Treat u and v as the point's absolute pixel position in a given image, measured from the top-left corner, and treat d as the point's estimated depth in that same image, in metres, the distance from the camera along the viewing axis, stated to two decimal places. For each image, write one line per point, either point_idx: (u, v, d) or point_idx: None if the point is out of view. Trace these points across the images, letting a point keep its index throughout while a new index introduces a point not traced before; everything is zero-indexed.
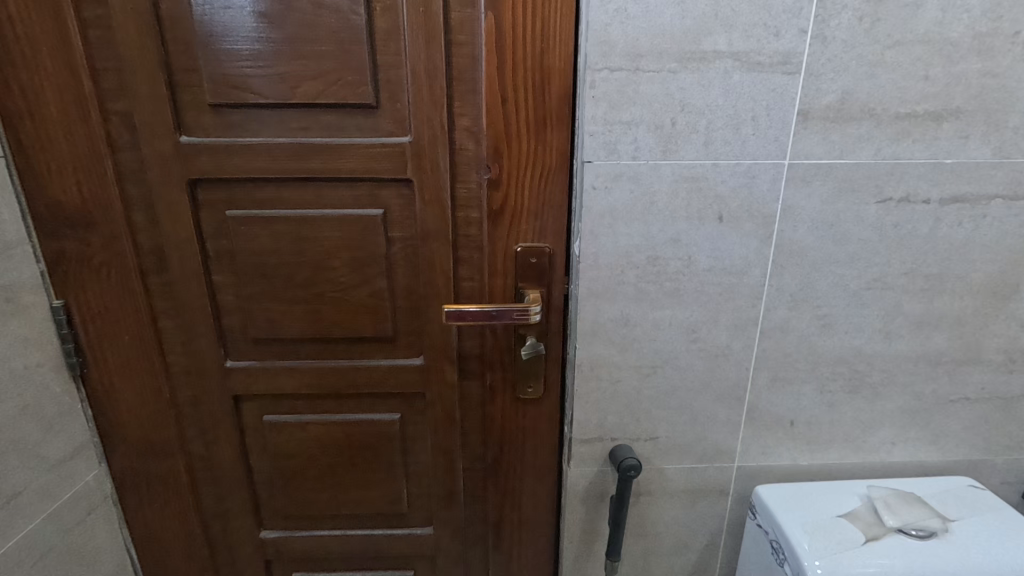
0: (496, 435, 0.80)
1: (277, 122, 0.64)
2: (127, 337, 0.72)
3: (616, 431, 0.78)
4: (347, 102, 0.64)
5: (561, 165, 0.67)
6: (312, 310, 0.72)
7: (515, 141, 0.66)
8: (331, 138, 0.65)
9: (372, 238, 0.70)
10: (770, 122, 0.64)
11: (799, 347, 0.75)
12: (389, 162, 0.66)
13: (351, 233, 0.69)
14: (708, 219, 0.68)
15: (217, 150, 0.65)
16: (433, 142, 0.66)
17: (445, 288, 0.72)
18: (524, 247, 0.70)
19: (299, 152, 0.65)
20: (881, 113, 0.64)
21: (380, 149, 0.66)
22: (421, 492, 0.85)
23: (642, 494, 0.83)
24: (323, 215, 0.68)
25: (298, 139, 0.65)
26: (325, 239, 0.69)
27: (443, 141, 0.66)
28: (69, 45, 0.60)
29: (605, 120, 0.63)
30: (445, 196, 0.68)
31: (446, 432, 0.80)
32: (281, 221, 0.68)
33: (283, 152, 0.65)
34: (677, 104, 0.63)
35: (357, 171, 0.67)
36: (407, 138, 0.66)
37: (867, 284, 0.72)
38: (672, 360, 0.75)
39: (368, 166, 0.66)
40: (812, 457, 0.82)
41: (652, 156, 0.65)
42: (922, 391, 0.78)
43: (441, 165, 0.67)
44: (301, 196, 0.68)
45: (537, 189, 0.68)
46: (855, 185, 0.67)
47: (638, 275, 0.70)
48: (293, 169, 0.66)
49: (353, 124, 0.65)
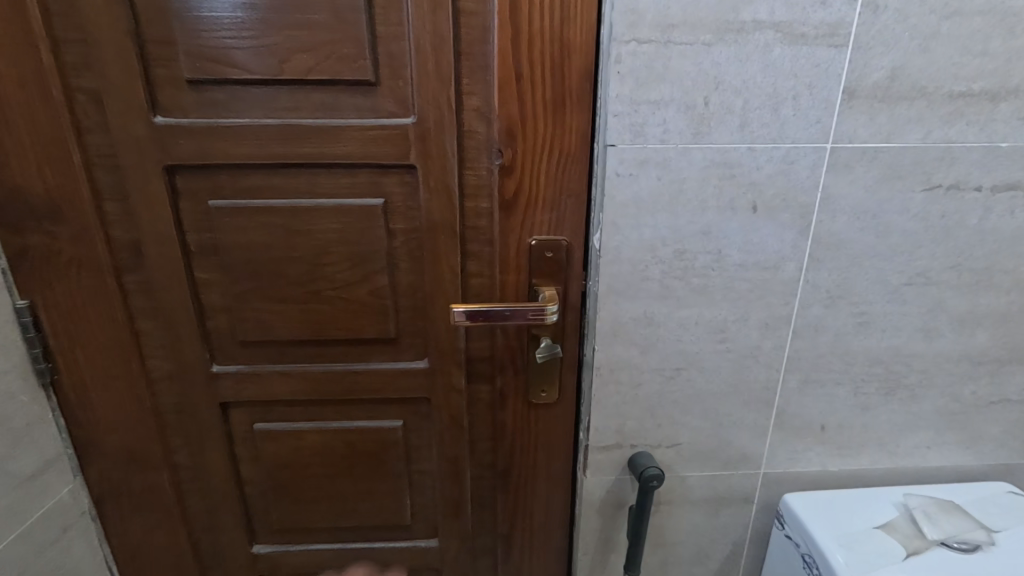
0: (507, 442, 0.75)
1: (265, 101, 0.58)
2: (102, 340, 0.66)
3: (636, 437, 0.73)
4: (343, 78, 0.57)
5: (580, 149, 0.61)
6: (307, 310, 0.66)
7: (531, 123, 0.59)
8: (326, 120, 0.59)
9: (372, 232, 0.63)
10: (812, 102, 0.58)
11: (834, 347, 0.70)
12: (390, 146, 0.60)
13: (348, 226, 0.63)
14: (741, 209, 0.62)
15: (197, 133, 0.58)
16: (439, 124, 0.59)
17: (452, 285, 0.66)
18: (538, 240, 0.64)
19: (289, 135, 0.59)
20: (933, 92, 0.59)
21: (380, 132, 0.59)
22: (425, 503, 0.79)
23: (661, 503, 0.77)
24: (318, 206, 0.62)
25: (289, 121, 0.58)
26: (320, 232, 0.63)
27: (451, 122, 0.59)
28: (25, 11, 0.53)
29: (631, 100, 0.57)
30: (452, 184, 0.62)
31: (453, 439, 0.75)
32: (271, 212, 0.62)
33: (272, 134, 0.58)
34: (711, 82, 0.57)
35: (354, 156, 0.60)
36: (410, 119, 0.59)
37: (909, 280, 0.67)
38: (698, 362, 0.69)
39: (367, 151, 0.60)
40: (842, 463, 0.77)
41: (682, 139, 0.59)
42: (962, 393, 0.73)
43: (448, 150, 0.60)
44: (292, 184, 0.61)
45: (554, 176, 0.62)
46: (901, 171, 0.62)
47: (664, 270, 0.64)
48: (283, 154, 0.59)
49: (350, 104, 0.58)
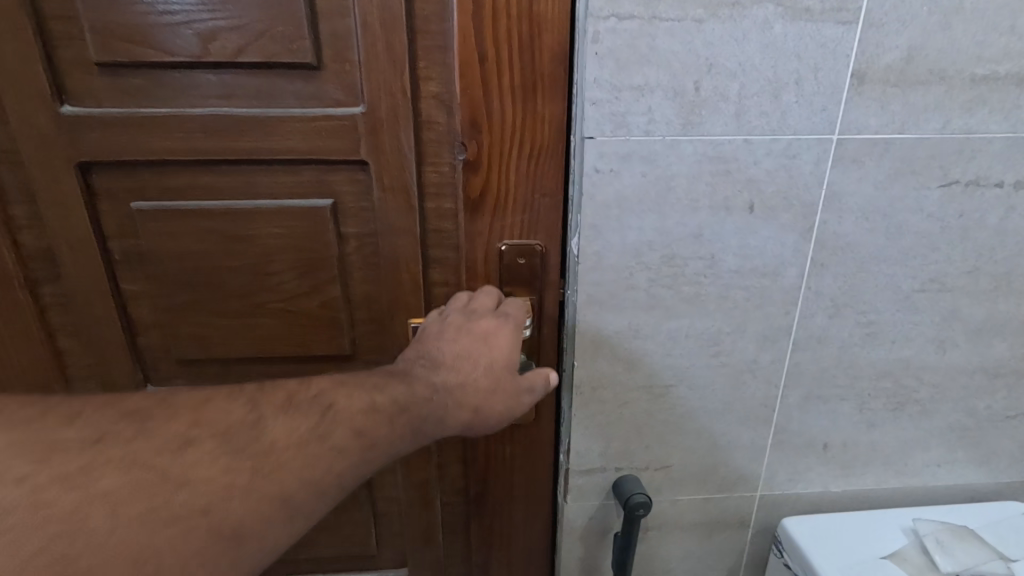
0: (480, 466, 0.68)
1: (189, 88, 0.50)
2: (17, 360, 0.58)
3: (622, 460, 0.66)
4: (279, 61, 0.49)
5: (554, 142, 0.54)
6: (250, 325, 0.59)
7: (498, 112, 0.52)
8: (261, 109, 0.51)
9: (321, 237, 0.56)
10: (817, 87, 0.51)
11: (838, 359, 0.63)
12: (337, 140, 0.52)
13: (293, 231, 0.56)
14: (737, 209, 0.55)
15: (112, 125, 0.50)
16: (392, 113, 0.52)
17: (414, 296, 0.59)
18: (509, 244, 0.57)
19: (219, 126, 0.51)
20: (953, 75, 0.52)
21: (325, 123, 0.52)
22: (393, 530, 0.72)
23: (650, 529, 0.71)
24: (257, 208, 0.54)
25: (217, 110, 0.50)
26: (260, 238, 0.56)
27: (406, 112, 0.52)
28: None
29: (611, 85, 0.50)
30: (410, 183, 0.54)
31: (420, 462, 0.68)
32: (204, 215, 0.54)
33: (199, 126, 0.51)
34: (703, 64, 0.50)
35: (296, 151, 0.52)
36: (359, 108, 0.52)
37: (922, 285, 0.60)
38: (690, 378, 0.63)
39: (311, 145, 0.52)
40: (846, 484, 0.71)
41: (670, 130, 0.52)
42: (976, 407, 0.67)
43: (405, 144, 0.53)
44: (226, 183, 0.54)
45: (526, 173, 0.54)
46: (915, 166, 0.55)
47: (651, 278, 0.57)
48: (213, 149, 0.52)
49: (289, 90, 0.51)
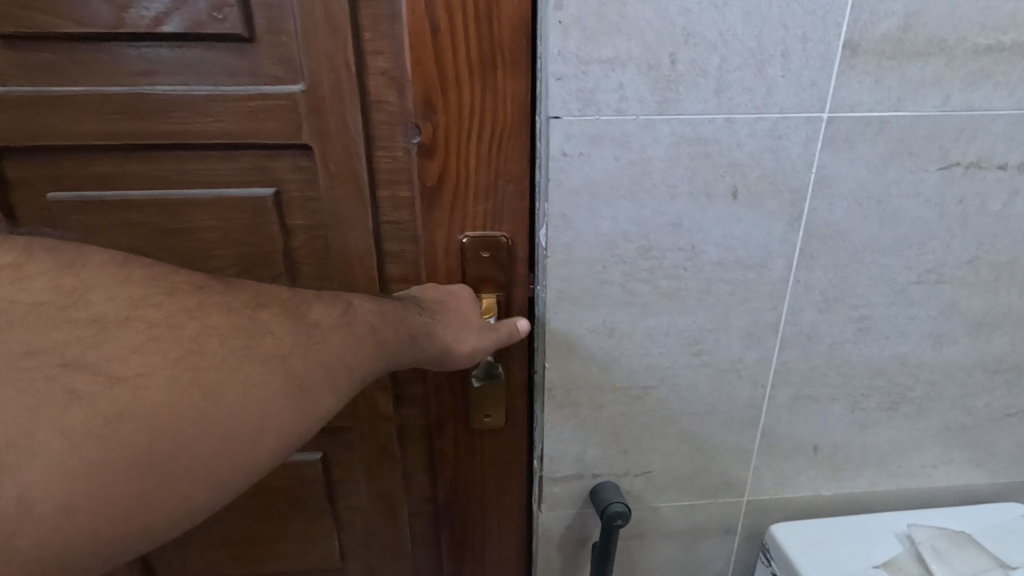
0: (448, 474, 0.64)
1: (105, 64, 0.45)
2: None
3: (599, 466, 0.62)
4: (205, 33, 0.44)
5: (517, 124, 0.49)
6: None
7: (453, 90, 0.47)
8: (188, 88, 0.46)
9: (263, 229, 0.51)
10: (806, 60, 0.47)
11: (829, 356, 0.59)
12: (276, 122, 0.47)
13: (233, 224, 0.51)
14: (719, 195, 0.50)
15: (20, 106, 0.45)
16: (336, 92, 0.47)
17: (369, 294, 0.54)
18: (472, 237, 0.52)
19: (142, 107, 0.46)
20: (954, 46, 0.47)
21: (261, 103, 0.47)
22: (357, 543, 0.68)
23: (631, 537, 0.67)
24: (191, 198, 0.50)
25: (139, 89, 0.45)
26: (196, 232, 0.51)
27: (352, 90, 0.47)
28: None
29: (577, 59, 0.45)
30: (360, 169, 0.50)
31: (383, 472, 0.63)
32: (130, 207, 0.49)
33: (120, 107, 0.46)
34: (680, 34, 0.45)
35: (230, 135, 0.47)
36: (298, 86, 0.47)
37: (919, 277, 0.56)
38: (670, 378, 0.58)
39: (246, 128, 0.47)
40: (837, 488, 0.67)
41: (644, 109, 0.47)
42: (974, 405, 0.63)
43: (351, 126, 0.48)
44: (154, 171, 0.49)
45: (487, 157, 0.49)
46: (912, 147, 0.50)
47: (626, 272, 0.53)
48: (137, 134, 0.47)
49: (219, 65, 0.45)
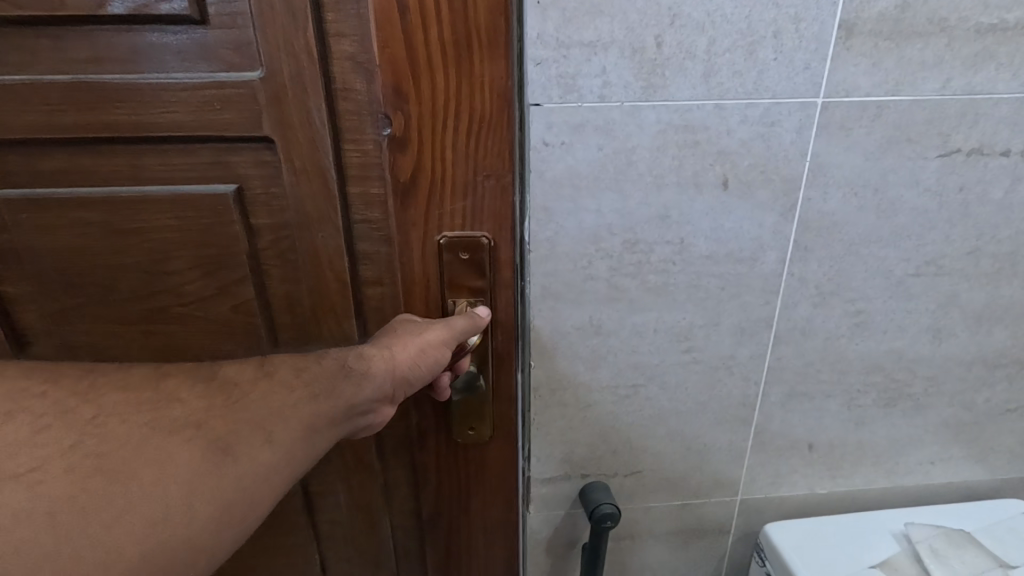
0: (432, 484, 0.62)
1: (51, 52, 0.43)
2: None
3: (588, 466, 0.60)
4: (152, 17, 0.42)
5: (494, 113, 0.46)
6: (154, 329, 0.53)
7: (424, 78, 0.44)
8: (139, 77, 0.44)
9: (225, 228, 0.49)
10: (798, 41, 0.44)
11: (824, 352, 0.57)
12: (234, 113, 0.45)
13: (193, 223, 0.49)
14: (709, 185, 0.48)
15: None
16: (299, 80, 0.44)
17: (341, 296, 0.53)
18: (449, 236, 0.50)
19: (92, 97, 0.44)
20: (956, 25, 0.45)
21: (218, 92, 0.45)
22: (341, 555, 0.67)
23: (622, 538, 0.65)
24: (150, 195, 0.48)
25: (88, 78, 0.44)
26: (155, 231, 0.49)
27: (316, 79, 0.44)
28: None
29: (557, 42, 0.42)
30: (327, 164, 0.48)
31: (364, 482, 0.63)
32: (90, 206, 0.48)
33: (71, 98, 0.44)
34: (666, 15, 0.42)
35: (186, 127, 0.45)
36: (258, 75, 0.44)
37: (917, 269, 0.54)
38: (660, 377, 0.56)
39: (203, 119, 0.45)
40: (833, 486, 0.65)
41: (629, 95, 0.44)
42: (974, 401, 0.61)
43: (316, 118, 0.46)
44: (111, 167, 0.47)
45: (464, 151, 0.47)
46: (911, 133, 0.48)
47: (612, 267, 0.50)
48: (91, 126, 0.45)
49: (170, 52, 0.43)
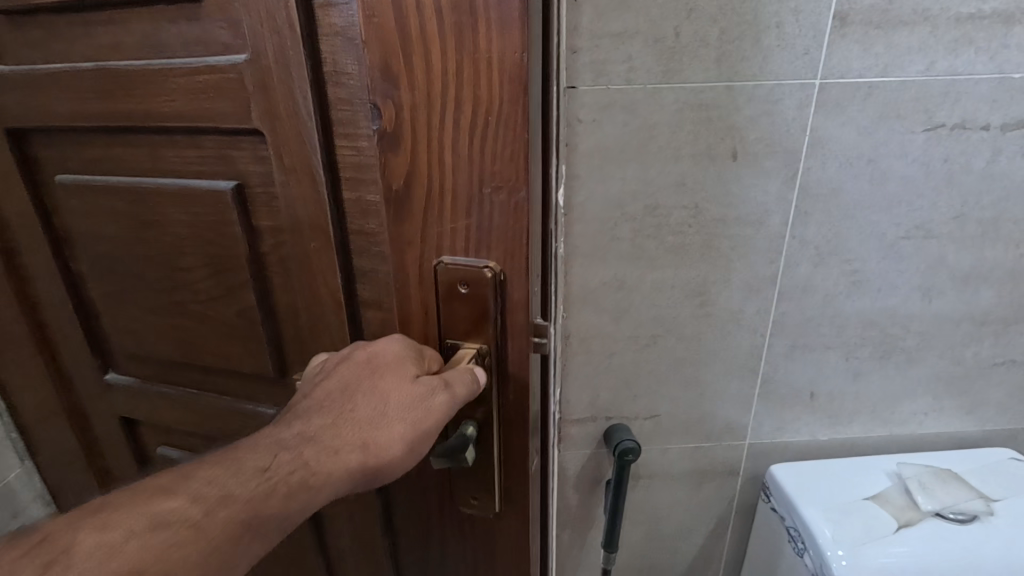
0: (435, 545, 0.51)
1: (82, 35, 0.43)
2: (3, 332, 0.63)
3: (612, 409, 0.68)
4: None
5: (512, 103, 0.33)
6: (176, 322, 0.55)
7: (418, 54, 0.33)
8: (147, 63, 0.42)
9: (224, 228, 0.47)
10: (799, 30, 0.51)
11: (823, 308, 0.64)
12: (223, 100, 0.40)
13: (200, 219, 0.48)
14: (720, 156, 0.55)
15: (31, 82, 0.47)
16: (282, 59, 0.37)
17: (332, 318, 0.45)
18: (449, 266, 0.38)
19: (108, 85, 0.44)
20: (938, 15, 0.51)
21: (207, 78, 0.40)
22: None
23: (641, 478, 0.73)
24: (163, 188, 0.48)
25: (106, 64, 0.43)
26: (171, 225, 0.49)
27: (300, 57, 0.36)
28: None
29: (591, 34, 0.50)
30: (315, 165, 0.39)
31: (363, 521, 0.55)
32: (119, 197, 0.50)
33: (95, 83, 0.44)
34: (683, 9, 0.50)
35: (185, 116, 0.43)
36: (242, 55, 0.38)
37: (908, 234, 0.61)
38: (676, 328, 0.64)
39: (197, 107, 0.42)
40: (833, 433, 0.72)
41: (651, 79, 0.52)
42: (963, 356, 0.68)
43: (301, 108, 0.38)
44: (136, 155, 0.48)
45: (467, 155, 0.34)
46: (900, 109, 0.55)
47: (635, 229, 0.58)
48: (112, 112, 0.45)
49: (172, 33, 0.40)
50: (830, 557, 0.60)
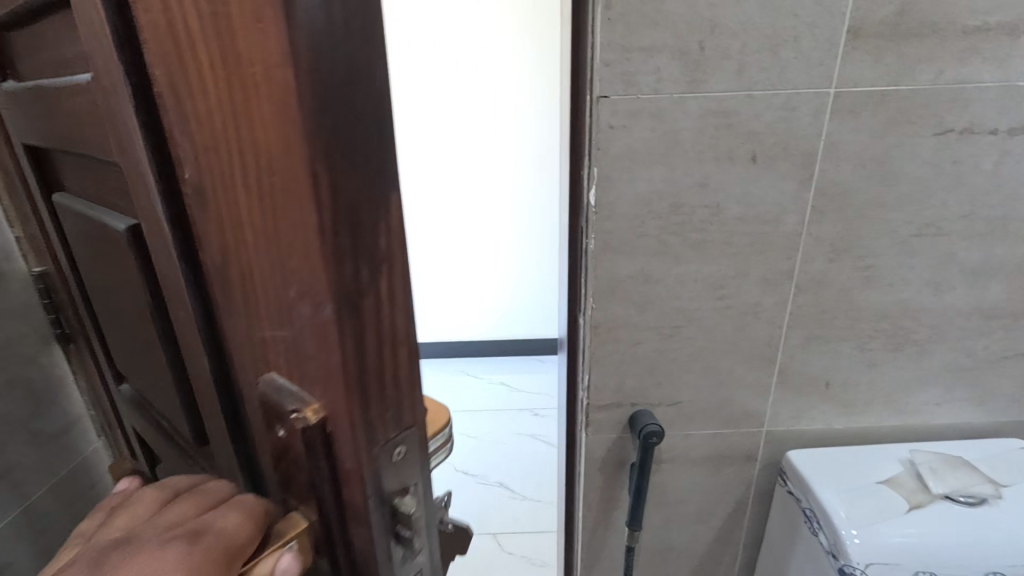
0: None
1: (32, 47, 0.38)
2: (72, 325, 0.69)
3: (636, 396, 0.73)
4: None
5: (313, 200, 0.22)
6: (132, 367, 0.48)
7: (214, 106, 0.22)
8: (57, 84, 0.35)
9: (125, 279, 0.37)
10: (814, 43, 0.56)
11: (838, 302, 0.68)
12: (94, 131, 0.32)
13: (114, 263, 0.38)
14: (740, 159, 0.60)
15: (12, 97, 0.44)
16: (106, 88, 0.26)
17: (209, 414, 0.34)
18: (269, 388, 0.28)
19: (44, 106, 0.38)
20: (946, 27, 0.55)
21: (80, 104, 0.32)
22: None
23: (663, 461, 0.78)
24: (93, 223, 0.39)
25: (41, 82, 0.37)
26: (102, 266, 0.41)
27: (111, 77, 0.25)
28: None
29: (622, 48, 0.55)
30: (158, 216, 0.27)
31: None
32: (74, 224, 0.44)
33: (38, 101, 0.39)
34: (707, 25, 0.54)
35: (83, 141, 0.35)
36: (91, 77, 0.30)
37: (919, 231, 0.64)
38: (697, 319, 0.68)
39: (86, 135, 0.34)
40: (849, 421, 0.76)
41: (677, 88, 0.57)
42: (974, 348, 0.71)
43: (128, 145, 0.27)
44: (82, 179, 0.41)
45: (267, 252, 0.24)
46: (911, 115, 0.59)
47: (660, 226, 0.63)
48: (51, 135, 0.39)
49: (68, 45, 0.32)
50: (844, 536, 0.64)
